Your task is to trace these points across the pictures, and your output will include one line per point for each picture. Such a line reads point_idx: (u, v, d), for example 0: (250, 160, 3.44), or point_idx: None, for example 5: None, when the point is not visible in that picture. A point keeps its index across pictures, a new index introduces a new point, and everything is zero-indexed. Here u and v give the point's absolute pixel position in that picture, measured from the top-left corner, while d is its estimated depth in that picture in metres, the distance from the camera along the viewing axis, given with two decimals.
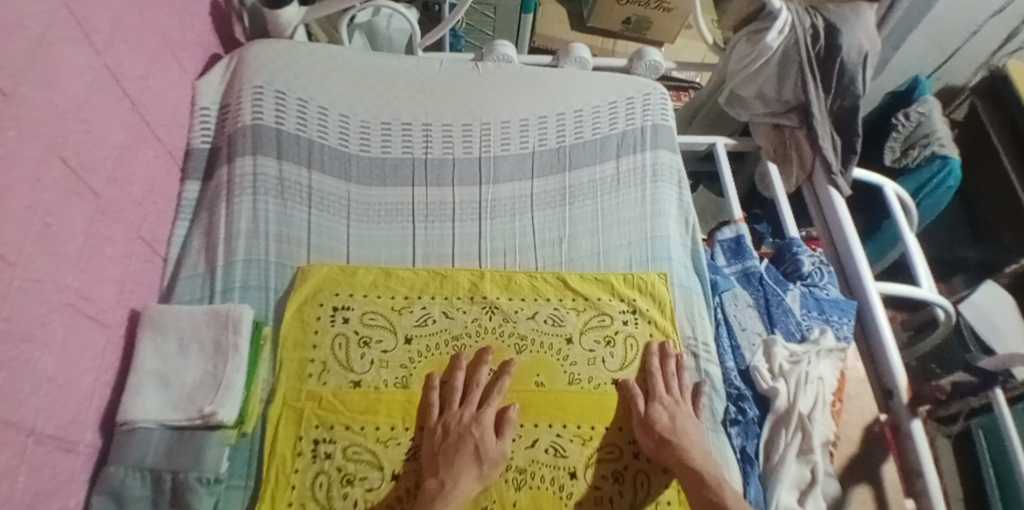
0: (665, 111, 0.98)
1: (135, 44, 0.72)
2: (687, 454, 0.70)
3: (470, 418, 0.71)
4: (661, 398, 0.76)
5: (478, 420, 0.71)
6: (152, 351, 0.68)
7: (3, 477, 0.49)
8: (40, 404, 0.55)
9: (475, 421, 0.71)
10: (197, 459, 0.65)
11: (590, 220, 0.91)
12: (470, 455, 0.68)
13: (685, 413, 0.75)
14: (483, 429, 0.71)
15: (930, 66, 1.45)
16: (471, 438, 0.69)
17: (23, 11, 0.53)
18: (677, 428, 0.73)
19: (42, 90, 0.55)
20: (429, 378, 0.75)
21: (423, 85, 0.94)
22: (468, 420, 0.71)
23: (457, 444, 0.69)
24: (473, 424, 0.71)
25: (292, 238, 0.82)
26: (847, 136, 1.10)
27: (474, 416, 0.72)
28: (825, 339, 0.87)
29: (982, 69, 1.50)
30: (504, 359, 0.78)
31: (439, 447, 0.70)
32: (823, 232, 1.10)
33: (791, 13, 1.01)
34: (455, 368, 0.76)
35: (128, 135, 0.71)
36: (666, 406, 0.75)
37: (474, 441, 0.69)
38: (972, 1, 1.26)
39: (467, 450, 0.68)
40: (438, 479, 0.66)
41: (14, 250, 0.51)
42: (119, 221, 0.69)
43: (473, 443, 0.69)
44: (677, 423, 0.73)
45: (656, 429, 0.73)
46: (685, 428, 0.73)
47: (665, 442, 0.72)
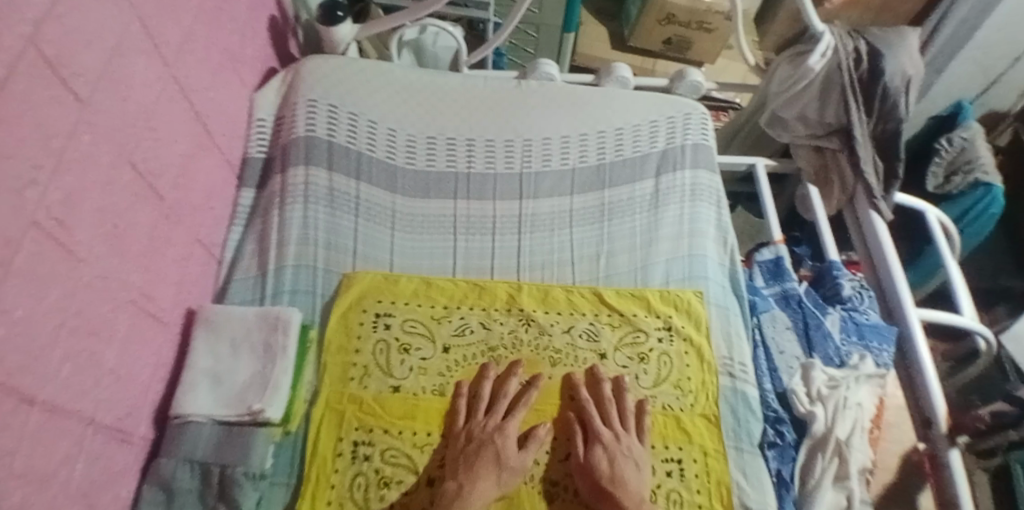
0: (706, 132, 0.99)
1: (201, 57, 0.76)
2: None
3: (493, 426, 0.73)
4: (600, 438, 0.74)
5: (501, 429, 0.73)
6: (205, 350, 0.71)
7: (63, 464, 0.53)
8: (100, 396, 0.59)
9: (496, 430, 0.73)
10: (245, 454, 0.67)
11: (628, 237, 0.91)
12: (491, 463, 0.70)
13: (627, 455, 0.73)
14: (505, 437, 0.73)
15: (976, 90, 1.43)
16: (491, 445, 0.71)
17: (104, 22, 0.56)
18: (616, 476, 0.71)
19: (117, 98, 0.59)
20: (458, 386, 0.77)
21: (468, 102, 0.97)
22: (491, 427, 0.73)
23: (481, 448, 0.71)
24: (495, 433, 0.73)
25: (340, 246, 0.85)
26: (889, 161, 1.07)
27: (496, 425, 0.74)
28: (865, 364, 0.87)
29: None
30: (535, 372, 0.80)
31: (460, 454, 0.72)
32: (865, 255, 1.09)
33: (834, 36, 1.00)
34: (482, 378, 0.78)
35: (190, 143, 0.75)
36: (607, 449, 0.73)
37: (496, 448, 0.71)
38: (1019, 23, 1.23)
39: (484, 461, 0.70)
40: (457, 483, 0.69)
41: (85, 248, 0.55)
42: (179, 225, 0.73)
43: (494, 449, 0.71)
44: (615, 470, 0.71)
45: (594, 476, 0.72)
46: (624, 478, 0.71)
47: (604, 493, 0.70)
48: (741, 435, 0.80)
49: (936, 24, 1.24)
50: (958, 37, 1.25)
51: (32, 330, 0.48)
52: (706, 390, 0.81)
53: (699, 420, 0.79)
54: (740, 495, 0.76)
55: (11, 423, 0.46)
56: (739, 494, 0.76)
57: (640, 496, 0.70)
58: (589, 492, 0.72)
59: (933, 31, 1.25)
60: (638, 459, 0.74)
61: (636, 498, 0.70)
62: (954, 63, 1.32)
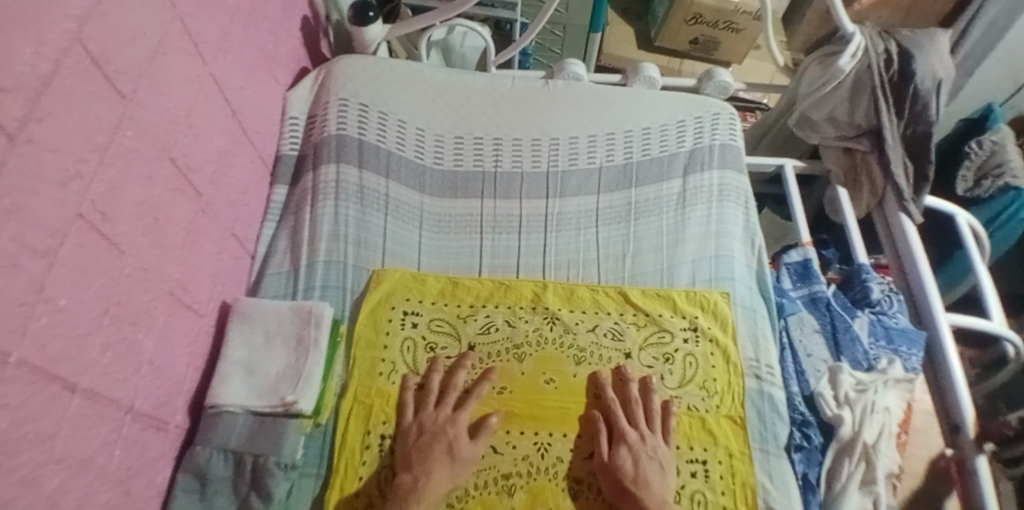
0: (734, 132, 0.99)
1: (237, 56, 0.78)
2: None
3: (444, 419, 0.74)
4: (626, 438, 0.74)
5: (452, 420, 0.73)
6: (240, 341, 0.73)
7: (101, 449, 0.54)
8: (139, 384, 0.60)
9: (450, 422, 0.73)
10: (277, 444, 0.68)
11: (654, 237, 0.91)
12: (444, 456, 0.70)
13: (653, 457, 0.73)
14: (456, 430, 0.73)
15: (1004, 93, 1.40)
16: (444, 438, 0.72)
17: (144, 21, 0.57)
18: (639, 477, 0.71)
19: (157, 95, 0.60)
20: (405, 379, 0.78)
21: (496, 101, 0.98)
22: (442, 419, 0.74)
23: (433, 441, 0.71)
24: (446, 424, 0.73)
25: (369, 244, 0.87)
26: (920, 163, 1.05)
27: (450, 417, 0.74)
28: (893, 369, 0.85)
29: None
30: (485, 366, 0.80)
31: (411, 447, 0.72)
32: (893, 258, 1.07)
33: (865, 37, 0.99)
34: (432, 371, 0.78)
35: (227, 140, 0.76)
36: (632, 449, 0.73)
37: (446, 441, 0.71)
38: None
39: (439, 456, 0.70)
40: (411, 475, 0.69)
41: (127, 240, 0.57)
42: (215, 220, 0.75)
43: (445, 442, 0.71)
44: (639, 471, 0.71)
45: (618, 476, 0.72)
46: (648, 480, 0.71)
47: (627, 494, 0.70)
48: (767, 437, 0.79)
49: (965, 26, 1.26)
50: (987, 38, 1.25)
51: (73, 319, 0.50)
52: (732, 391, 0.81)
53: (724, 422, 0.79)
54: (765, 497, 0.75)
55: (51, 409, 0.47)
56: (765, 497, 0.75)
57: (663, 498, 0.70)
58: (613, 491, 0.72)
59: (962, 33, 1.26)
60: (663, 460, 0.73)
61: (659, 498, 0.70)
62: (985, 65, 1.31)
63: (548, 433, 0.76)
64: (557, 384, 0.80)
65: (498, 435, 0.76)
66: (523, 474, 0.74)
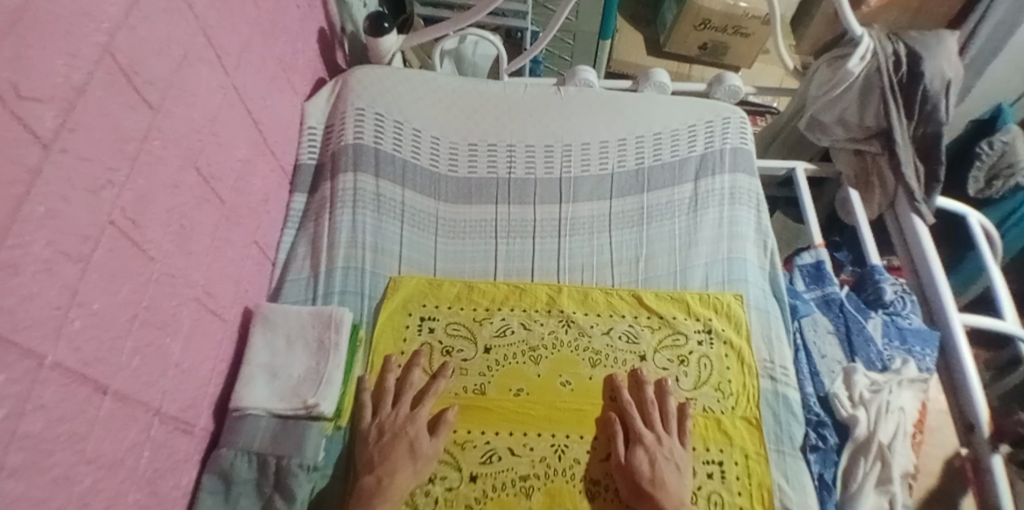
0: (745, 136, 1.00)
1: (258, 67, 0.80)
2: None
3: (403, 418, 0.75)
4: (643, 440, 0.75)
5: (411, 418, 0.75)
6: (262, 346, 0.74)
7: (129, 451, 0.55)
8: (166, 387, 0.61)
9: (409, 419, 0.75)
10: (299, 446, 0.69)
11: (667, 241, 0.92)
12: (406, 455, 0.72)
13: (670, 459, 0.73)
14: (416, 428, 0.74)
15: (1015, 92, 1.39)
16: (405, 437, 0.73)
17: (170, 34, 0.59)
18: (657, 478, 0.71)
19: (182, 104, 0.62)
20: (360, 381, 0.79)
21: (509, 108, 1.00)
22: (402, 418, 0.75)
23: (395, 440, 0.73)
24: (407, 423, 0.74)
25: (385, 250, 0.88)
26: (931, 165, 1.07)
27: (409, 414, 0.76)
28: (907, 369, 0.87)
29: None
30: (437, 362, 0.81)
31: (372, 448, 0.73)
32: (906, 260, 1.08)
33: (873, 39, 0.99)
34: (386, 371, 0.79)
35: (248, 149, 0.78)
36: (648, 451, 0.74)
37: (407, 440, 0.73)
38: None
39: (400, 455, 0.72)
40: (374, 476, 0.70)
41: (155, 246, 0.58)
42: (238, 227, 0.76)
43: (407, 441, 0.73)
44: (656, 471, 0.72)
45: (634, 477, 0.72)
46: (666, 481, 0.71)
47: (644, 496, 0.71)
48: (782, 438, 0.79)
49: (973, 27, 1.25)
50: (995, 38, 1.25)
51: (103, 324, 0.51)
52: (747, 392, 0.81)
53: (740, 423, 0.79)
54: (781, 497, 0.76)
55: (82, 411, 0.49)
56: (781, 498, 0.75)
57: (680, 500, 0.70)
58: (628, 489, 0.72)
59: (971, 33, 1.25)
60: (680, 461, 0.74)
61: (675, 499, 0.70)
62: (995, 65, 1.31)
63: (565, 435, 0.77)
64: (573, 386, 0.81)
65: (515, 436, 0.77)
66: (541, 475, 0.75)
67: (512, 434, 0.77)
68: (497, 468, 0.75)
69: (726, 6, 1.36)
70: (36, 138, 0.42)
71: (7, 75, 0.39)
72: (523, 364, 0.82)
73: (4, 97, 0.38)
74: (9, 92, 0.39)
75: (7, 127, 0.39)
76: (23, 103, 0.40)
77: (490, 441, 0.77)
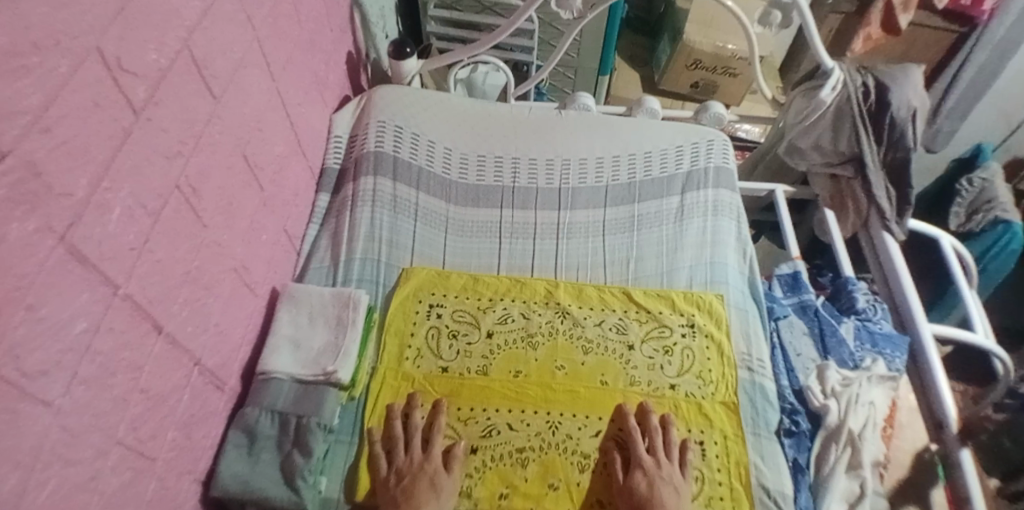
0: (726, 156, 1.10)
1: (298, 78, 0.92)
2: None
3: (419, 460, 0.78)
4: (642, 463, 0.78)
5: (427, 457, 0.78)
6: (288, 320, 0.83)
7: (172, 392, 0.63)
8: (205, 342, 0.69)
9: (425, 459, 0.78)
10: (318, 407, 0.77)
11: (655, 246, 1.02)
12: (429, 496, 0.74)
13: (668, 483, 0.77)
14: (433, 468, 0.77)
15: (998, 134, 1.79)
16: (421, 477, 0.76)
17: (233, 39, 0.70)
18: (655, 499, 0.75)
19: (237, 100, 0.73)
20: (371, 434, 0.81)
21: (515, 126, 1.11)
22: (418, 461, 0.78)
23: (414, 483, 0.75)
24: (424, 464, 0.77)
25: (400, 244, 0.98)
26: (902, 188, 1.16)
27: (423, 455, 0.79)
28: (876, 367, 0.94)
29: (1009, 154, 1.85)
30: (435, 400, 0.84)
31: (395, 490, 0.75)
32: (879, 277, 1.17)
33: (843, 72, 1.11)
34: (392, 419, 0.82)
35: (285, 147, 0.89)
36: (647, 474, 0.77)
37: (428, 482, 0.75)
38: None
39: (422, 496, 0.74)
40: None
41: (207, 215, 0.68)
42: (272, 214, 0.86)
43: (420, 482, 0.75)
44: (654, 491, 0.75)
45: (632, 495, 0.76)
46: (664, 502, 0.75)
47: None
48: (758, 422, 0.87)
49: (958, 70, 1.63)
50: (980, 80, 1.63)
51: (163, 272, 0.60)
52: (726, 380, 0.89)
53: (720, 408, 0.86)
54: (758, 476, 0.82)
55: (141, 343, 0.57)
56: (758, 476, 0.82)
57: None
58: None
59: (955, 76, 1.64)
60: (679, 486, 0.78)
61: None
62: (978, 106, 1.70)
63: (559, 413, 0.84)
64: (566, 370, 0.88)
65: (514, 413, 0.83)
66: (536, 448, 0.81)
67: (512, 411, 0.84)
68: (496, 441, 0.81)
69: (716, 48, 1.49)
70: (129, 105, 0.52)
71: (113, 50, 0.49)
72: (520, 349, 0.89)
73: (110, 66, 0.49)
74: (114, 64, 0.49)
75: (109, 92, 0.49)
76: (123, 75, 0.51)
77: (491, 417, 0.83)
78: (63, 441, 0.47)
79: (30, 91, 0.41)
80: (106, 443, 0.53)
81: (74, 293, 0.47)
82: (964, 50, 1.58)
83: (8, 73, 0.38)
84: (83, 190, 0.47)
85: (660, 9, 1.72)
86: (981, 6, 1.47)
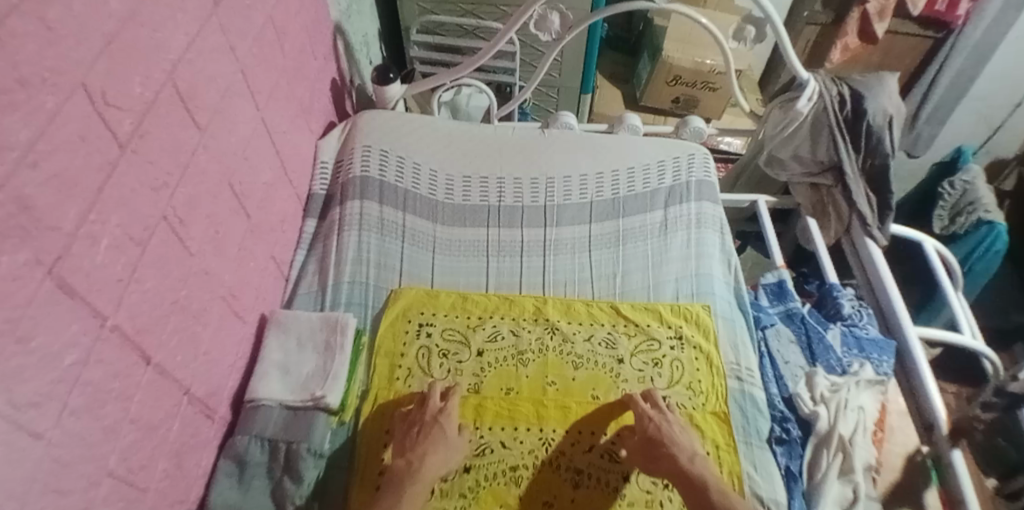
0: (708, 170, 1.12)
1: (284, 106, 0.93)
2: (676, 458, 0.77)
3: (434, 410, 0.80)
4: (646, 415, 0.81)
5: (442, 410, 0.80)
6: (277, 346, 0.83)
7: (162, 422, 0.64)
8: (195, 371, 0.70)
9: (440, 414, 0.80)
10: (308, 432, 0.77)
11: (641, 259, 1.03)
12: (439, 434, 0.78)
13: (675, 426, 0.81)
14: (447, 418, 0.80)
15: (979, 137, 1.88)
16: (433, 424, 0.79)
17: (217, 71, 0.72)
18: (666, 436, 0.78)
19: (224, 131, 0.74)
20: (380, 425, 0.83)
21: (499, 147, 1.13)
22: (432, 411, 0.80)
23: (427, 427, 0.78)
24: (437, 415, 0.80)
25: (388, 265, 0.99)
26: (882, 194, 1.19)
27: (439, 408, 0.81)
28: (864, 371, 0.96)
29: (987, 155, 1.93)
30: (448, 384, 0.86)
31: (405, 438, 0.79)
32: (862, 279, 1.19)
33: (819, 82, 1.14)
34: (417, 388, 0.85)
35: (272, 175, 0.90)
36: (652, 420, 0.80)
37: (439, 427, 0.78)
38: (1006, 89, 1.73)
39: (436, 433, 0.78)
40: (406, 460, 0.76)
41: (196, 243, 0.69)
42: (260, 242, 0.87)
43: (432, 432, 0.78)
44: (664, 429, 0.79)
45: (645, 425, 0.80)
46: (675, 438, 0.79)
47: (660, 452, 0.77)
48: (750, 431, 0.88)
49: (935, 76, 1.67)
50: (958, 87, 1.70)
51: (152, 301, 0.61)
52: (716, 391, 0.90)
53: (710, 417, 0.87)
54: (751, 485, 0.83)
55: (131, 373, 0.57)
56: (751, 485, 0.83)
57: (693, 450, 0.78)
58: (642, 454, 0.79)
59: (933, 82, 1.69)
60: (685, 427, 0.82)
61: (689, 450, 0.78)
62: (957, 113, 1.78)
63: (551, 429, 0.84)
64: (558, 386, 0.88)
65: (507, 431, 0.83)
66: (530, 465, 0.81)
67: (505, 428, 0.83)
68: (488, 460, 0.81)
69: (695, 64, 1.52)
70: (115, 137, 0.53)
71: (99, 84, 0.50)
72: (510, 364, 0.90)
73: (95, 100, 0.50)
74: (99, 98, 0.50)
75: (94, 127, 0.50)
76: (108, 109, 0.52)
77: (484, 435, 0.83)
78: (55, 473, 0.48)
79: (19, 127, 0.42)
80: (97, 474, 0.53)
81: (62, 325, 0.48)
82: (939, 57, 1.63)
83: None
84: (72, 222, 0.48)
85: (640, 27, 1.75)
86: (955, 11, 1.52)
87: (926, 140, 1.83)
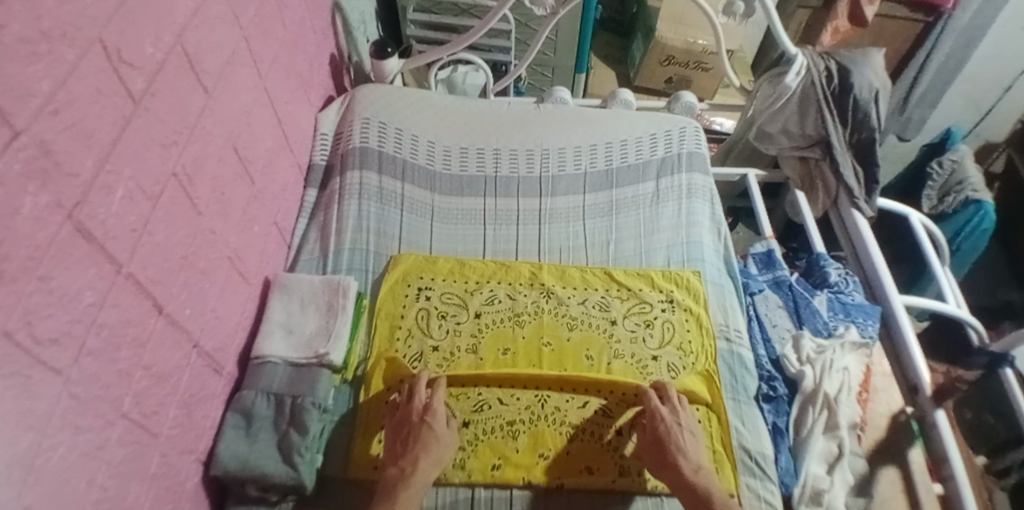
0: (699, 142, 1.15)
1: (284, 78, 0.96)
2: (679, 466, 0.76)
3: (420, 409, 0.80)
4: (659, 414, 0.81)
5: (428, 409, 0.80)
6: (280, 307, 0.86)
7: (172, 373, 0.66)
8: (203, 326, 0.72)
9: (427, 414, 0.79)
10: (312, 388, 0.80)
11: (634, 228, 1.06)
12: (429, 436, 0.77)
13: (684, 428, 0.80)
14: (434, 417, 0.79)
15: (970, 120, 1.92)
16: (422, 425, 0.78)
17: (222, 37, 0.74)
18: (676, 444, 0.78)
19: (228, 98, 0.76)
20: (388, 393, 0.86)
21: (495, 119, 1.15)
22: (419, 409, 0.80)
23: (415, 431, 0.78)
24: (424, 415, 0.79)
25: (387, 233, 1.01)
26: (869, 167, 1.22)
27: (425, 408, 0.80)
28: (849, 334, 0.99)
29: (976, 139, 1.98)
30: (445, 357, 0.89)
31: (398, 441, 0.79)
32: (848, 248, 1.23)
33: (806, 58, 1.16)
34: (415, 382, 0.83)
35: (273, 144, 0.93)
36: (665, 425, 0.80)
37: (428, 429, 0.78)
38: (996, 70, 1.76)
39: (426, 434, 0.77)
40: (398, 468, 0.76)
41: (203, 202, 0.71)
42: (263, 208, 0.90)
43: (421, 435, 0.77)
44: (668, 432, 0.79)
45: (656, 426, 0.80)
46: (683, 445, 0.78)
47: (667, 462, 0.77)
48: (738, 388, 0.91)
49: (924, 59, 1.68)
50: (948, 69, 1.73)
51: (163, 254, 0.63)
52: (705, 351, 0.93)
53: (699, 377, 0.90)
54: (741, 441, 0.86)
55: (143, 320, 0.60)
56: (739, 439, 0.86)
57: (699, 465, 0.78)
58: (654, 463, 0.78)
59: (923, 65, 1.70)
60: (693, 428, 0.81)
61: (693, 462, 0.77)
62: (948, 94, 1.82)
63: (547, 387, 0.87)
64: (552, 346, 0.91)
65: (504, 389, 0.86)
66: (526, 420, 0.84)
67: (502, 386, 0.86)
68: (487, 415, 0.84)
69: (688, 44, 1.54)
70: (129, 93, 0.56)
71: (114, 41, 0.52)
72: (506, 325, 0.93)
73: (111, 57, 0.52)
74: (115, 55, 0.53)
75: (110, 81, 0.53)
76: (123, 66, 0.54)
77: (481, 393, 0.86)
78: (72, 408, 0.50)
79: (42, 76, 0.44)
80: (111, 415, 0.56)
81: (82, 268, 0.50)
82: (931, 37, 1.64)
83: (21, 57, 0.41)
84: (89, 171, 0.50)
85: (633, 9, 1.77)
86: None
87: (917, 123, 1.86)
